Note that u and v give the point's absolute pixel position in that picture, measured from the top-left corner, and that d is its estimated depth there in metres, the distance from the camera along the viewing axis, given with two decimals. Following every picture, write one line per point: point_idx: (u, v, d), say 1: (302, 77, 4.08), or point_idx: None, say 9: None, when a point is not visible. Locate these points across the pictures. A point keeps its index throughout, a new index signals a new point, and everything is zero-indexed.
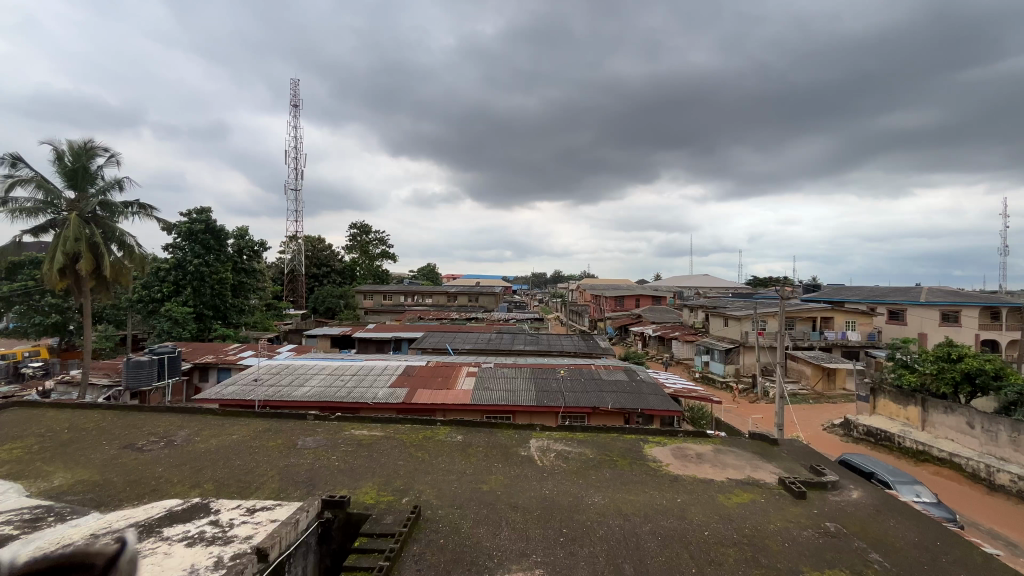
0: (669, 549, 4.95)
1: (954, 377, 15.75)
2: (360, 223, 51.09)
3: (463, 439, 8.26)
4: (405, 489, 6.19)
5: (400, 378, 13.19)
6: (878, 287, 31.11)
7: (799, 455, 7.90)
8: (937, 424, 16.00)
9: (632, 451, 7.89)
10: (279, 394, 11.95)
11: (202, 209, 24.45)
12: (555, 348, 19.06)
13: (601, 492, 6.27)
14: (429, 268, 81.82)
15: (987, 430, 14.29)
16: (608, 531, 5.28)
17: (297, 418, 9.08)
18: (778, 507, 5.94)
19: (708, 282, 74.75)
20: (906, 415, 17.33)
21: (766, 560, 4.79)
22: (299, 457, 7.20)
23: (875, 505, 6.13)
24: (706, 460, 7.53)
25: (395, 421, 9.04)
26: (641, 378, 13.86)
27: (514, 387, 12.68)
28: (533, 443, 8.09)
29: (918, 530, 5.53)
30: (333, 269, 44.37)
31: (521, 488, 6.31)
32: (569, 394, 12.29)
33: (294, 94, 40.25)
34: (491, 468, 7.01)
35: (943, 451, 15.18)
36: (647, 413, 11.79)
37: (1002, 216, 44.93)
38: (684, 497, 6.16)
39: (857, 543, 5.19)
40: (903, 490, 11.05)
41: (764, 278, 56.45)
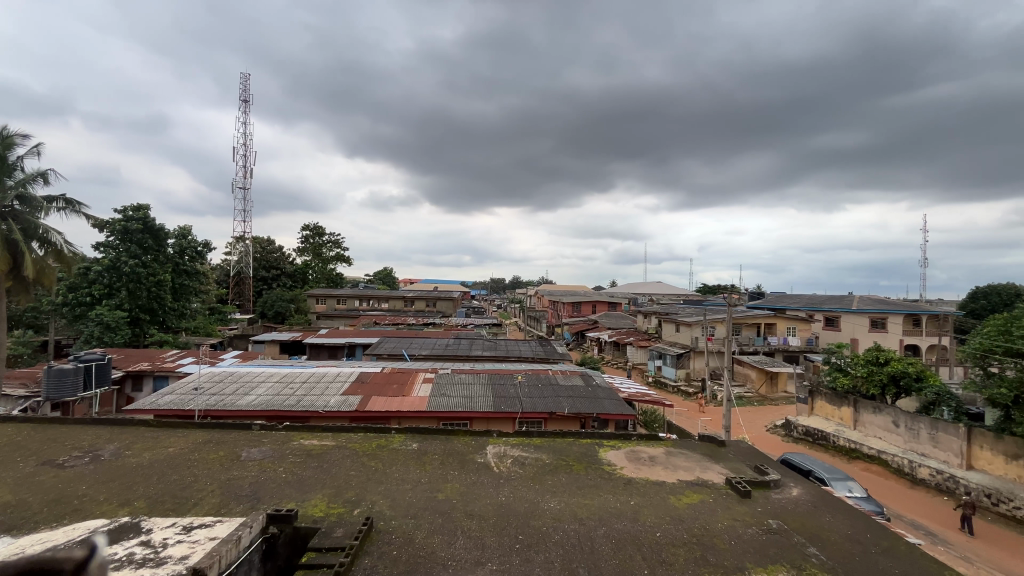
0: (622, 551, 5.03)
1: (882, 379, 16.99)
2: (313, 225, 49.63)
3: (418, 447, 8.09)
4: (360, 500, 6.00)
5: (353, 385, 12.78)
6: (816, 295, 33.16)
7: (745, 456, 8.25)
8: (868, 424, 17.13)
9: (587, 455, 7.98)
10: (223, 403, 11.31)
11: (139, 207, 22.94)
12: (513, 353, 19.08)
13: (557, 496, 6.29)
14: (385, 273, 80.35)
15: (909, 428, 15.48)
16: (563, 535, 5.30)
17: (241, 428, 8.61)
18: (726, 507, 6.16)
19: (660, 290, 77.48)
20: (840, 415, 18.42)
21: (714, 559, 4.95)
22: (242, 470, 6.83)
23: (813, 501, 6.48)
24: (658, 463, 7.72)
25: (347, 430, 8.76)
26: (597, 383, 14.09)
27: (471, 393, 12.58)
28: (489, 450, 8.03)
29: (851, 523, 5.88)
30: (284, 272, 42.72)
31: (477, 496, 6.23)
32: (526, 400, 12.33)
33: (245, 90, 38.74)
34: (447, 475, 6.91)
35: (872, 449, 16.31)
36: (602, 418, 12.00)
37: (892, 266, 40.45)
38: (637, 500, 6.28)
39: (796, 538, 5.45)
40: (838, 487, 11.77)
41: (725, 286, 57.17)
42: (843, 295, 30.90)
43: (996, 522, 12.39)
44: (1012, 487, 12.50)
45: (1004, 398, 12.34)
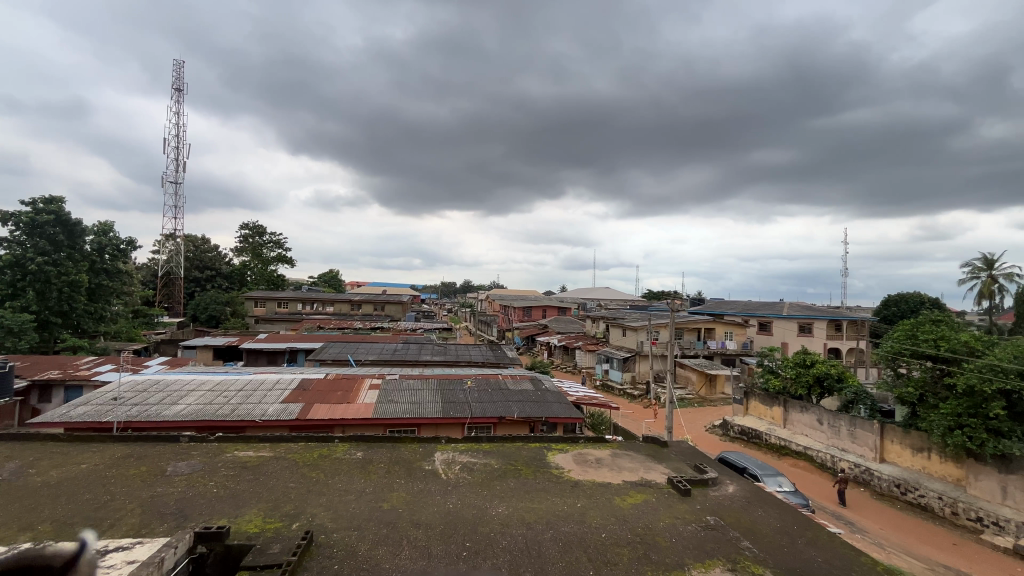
0: (569, 554, 5.08)
1: (808, 380, 18.27)
2: (253, 224, 47.27)
3: (363, 456, 7.83)
4: (300, 512, 5.73)
5: (294, 392, 12.19)
6: (751, 301, 35.23)
7: (685, 456, 8.57)
8: (795, 422, 18.30)
9: (536, 459, 8.01)
10: (147, 414, 10.46)
11: (52, 199, 20.96)
12: (463, 358, 18.90)
13: (505, 502, 6.27)
14: (331, 275, 77.54)
15: (831, 425, 16.71)
16: (510, 541, 5.28)
17: (167, 441, 7.99)
18: (668, 506, 6.37)
19: (608, 295, 79.70)
20: (771, 414, 19.58)
21: (656, 557, 5.09)
22: (168, 485, 6.33)
23: (747, 497, 6.83)
24: (605, 464, 7.89)
25: (287, 439, 8.34)
26: (546, 387, 14.22)
27: (419, 400, 12.32)
28: (437, 457, 7.90)
29: (781, 517, 6.24)
30: (219, 273, 40.29)
31: (424, 504, 6.10)
32: (476, 405, 12.24)
33: (178, 78, 36.31)
34: (394, 485, 6.71)
35: (799, 445, 17.48)
36: (551, 422, 12.15)
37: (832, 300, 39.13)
38: (584, 502, 6.37)
39: (731, 533, 5.71)
40: (769, 483, 12.51)
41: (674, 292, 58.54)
42: (775, 302, 32.98)
43: (905, 509, 13.62)
44: (918, 478, 13.79)
45: (911, 396, 13.58)
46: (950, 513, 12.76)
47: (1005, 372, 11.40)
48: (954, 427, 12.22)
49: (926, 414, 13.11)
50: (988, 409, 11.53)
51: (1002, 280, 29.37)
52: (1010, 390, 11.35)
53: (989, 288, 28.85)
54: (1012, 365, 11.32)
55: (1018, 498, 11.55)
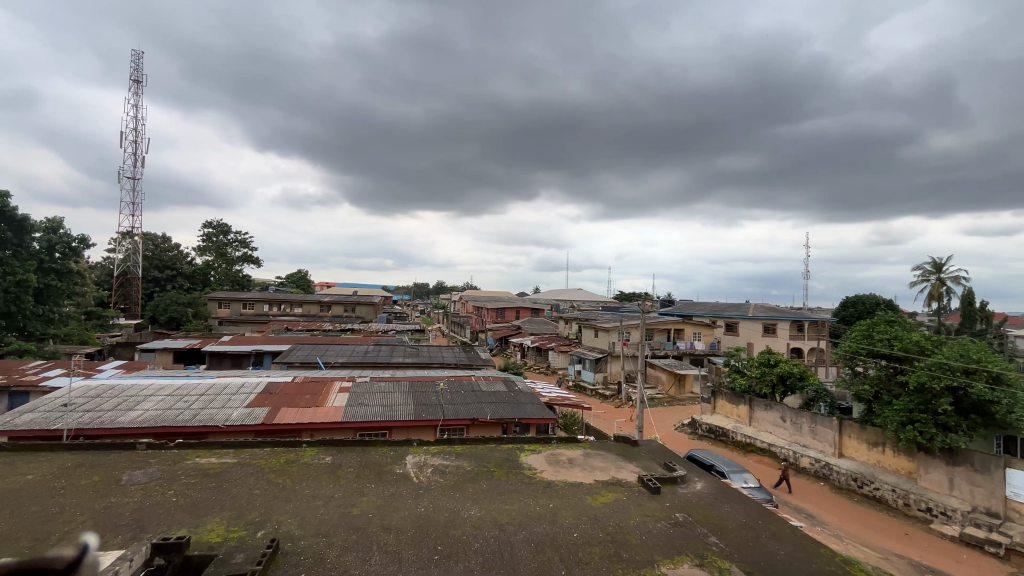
0: (541, 554, 5.09)
1: (772, 379, 18.90)
2: (217, 222, 45.72)
3: (332, 460, 7.66)
4: (266, 520, 5.57)
5: (260, 396, 11.83)
6: (718, 303, 36.22)
7: (655, 454, 8.73)
8: (760, 419, 18.88)
9: (508, 460, 8.01)
10: (100, 421, 9.96)
11: None
12: (435, 359, 18.74)
13: (477, 504, 6.24)
14: (299, 276, 75.67)
15: (794, 422, 17.32)
16: (482, 543, 5.26)
17: (123, 448, 7.62)
18: (638, 504, 6.48)
19: (580, 296, 80.46)
20: (737, 413, 20.14)
21: (627, 555, 5.16)
22: (123, 495, 6.03)
23: (714, 493, 7.01)
24: (577, 464, 7.95)
25: (252, 445, 8.08)
26: (519, 388, 14.22)
27: (390, 402, 12.15)
28: (409, 459, 7.80)
29: (746, 512, 6.42)
30: (180, 273, 38.81)
31: (394, 509, 6.01)
32: (448, 407, 12.16)
33: (137, 69, 34.82)
34: (364, 489, 6.59)
35: (764, 442, 18.04)
36: (523, 423, 12.17)
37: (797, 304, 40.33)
38: (556, 502, 6.41)
39: (699, 529, 5.84)
40: (735, 479, 12.88)
41: (644, 294, 59.68)
42: (741, 303, 33.97)
43: (862, 502, 14.23)
44: (873, 471, 14.45)
45: (867, 393, 14.22)
46: (902, 504, 13.39)
47: (952, 370, 12.06)
48: (906, 423, 12.85)
49: (881, 410, 13.74)
50: (937, 405, 12.17)
51: (949, 282, 31.07)
52: (956, 386, 12.01)
53: (939, 290, 30.47)
54: (959, 363, 11.97)
55: (964, 488, 12.26)
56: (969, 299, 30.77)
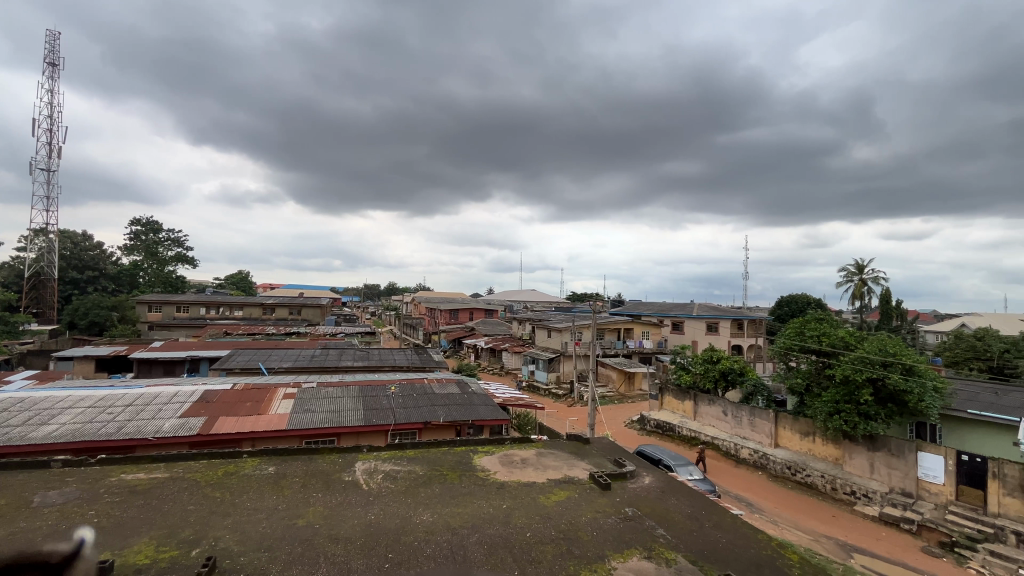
0: (494, 556, 5.07)
1: (715, 375, 19.85)
2: (146, 220, 42.74)
3: (275, 470, 7.30)
4: (204, 536, 5.24)
5: (196, 405, 11.11)
6: (665, 303, 37.63)
7: (606, 451, 8.92)
8: (705, 414, 19.77)
9: (462, 463, 7.94)
10: (8, 438, 9.01)
11: None
12: (387, 362, 18.30)
13: (430, 508, 6.14)
14: (240, 277, 71.86)
15: (735, 416, 18.28)
16: (435, 548, 5.18)
17: (35, 467, 6.92)
18: (589, 500, 6.60)
19: (534, 297, 81.27)
20: (683, 408, 20.98)
21: (578, 551, 5.24)
22: (34, 519, 5.47)
23: (661, 487, 7.25)
24: (530, 464, 8.01)
25: (186, 457, 7.58)
26: (472, 390, 14.13)
27: (339, 408, 11.75)
28: (358, 466, 7.58)
29: (691, 503, 6.69)
30: (103, 274, 35.91)
31: (342, 517, 5.81)
32: (400, 411, 11.91)
33: (52, 51, 31.88)
34: (310, 499, 6.33)
35: (707, 435, 18.89)
36: (477, 424, 12.12)
37: (737, 304, 42.59)
38: (509, 503, 6.41)
39: (647, 522, 6.02)
40: (681, 472, 13.43)
41: (596, 296, 61.01)
42: (686, 303, 35.43)
43: (795, 488, 15.19)
44: (805, 459, 15.48)
45: (799, 386, 15.21)
46: (830, 489, 14.40)
47: (873, 363, 13.13)
48: (833, 413, 13.85)
49: (811, 402, 14.72)
50: (859, 396, 13.20)
51: (869, 283, 33.81)
52: (876, 378, 13.09)
53: (861, 290, 33.08)
54: (878, 357, 13.06)
55: (883, 471, 13.40)
56: (887, 298, 33.60)
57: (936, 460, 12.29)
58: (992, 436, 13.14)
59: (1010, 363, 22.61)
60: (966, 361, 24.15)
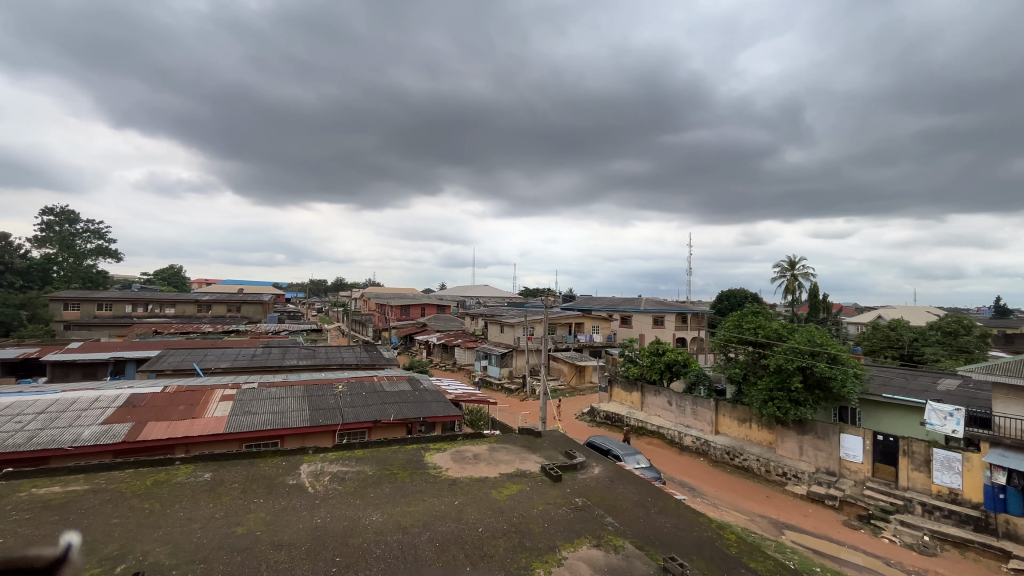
0: (446, 553, 5.04)
1: (661, 366, 20.66)
2: (60, 209, 39.03)
3: (212, 477, 6.89)
4: (132, 550, 4.88)
5: (120, 411, 10.27)
6: (614, 297, 38.67)
7: (557, 443, 9.07)
8: (651, 404, 20.55)
9: (413, 461, 7.82)
10: None
11: None
12: (334, 360, 17.72)
13: (379, 509, 6.01)
14: (171, 271, 67.14)
15: (679, 405, 19.13)
16: (384, 549, 5.08)
17: None
18: (541, 492, 6.70)
19: (486, 292, 81.31)
20: (631, 399, 21.69)
21: (530, 543, 5.30)
22: None
23: (610, 476, 7.47)
24: (482, 459, 8.01)
25: (110, 467, 7.00)
26: (424, 387, 13.95)
27: (282, 409, 11.26)
28: (303, 469, 7.30)
29: (638, 491, 6.92)
30: (9, 268, 32.52)
31: (286, 522, 5.58)
32: (348, 410, 11.58)
33: None
34: (250, 505, 6.03)
35: (654, 425, 19.62)
36: (429, 421, 12.00)
37: (682, 300, 44.46)
38: (461, 499, 6.39)
39: (597, 512, 6.17)
40: (629, 460, 13.90)
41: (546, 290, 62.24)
42: (634, 298, 36.58)
43: (733, 471, 16.08)
44: (742, 444, 16.43)
45: (737, 375, 16.07)
46: (764, 471, 15.36)
47: (802, 353, 14.11)
48: (768, 400, 14.77)
49: (748, 390, 15.61)
50: (791, 384, 14.14)
51: (800, 278, 36.24)
52: (806, 367, 14.08)
53: (792, 285, 35.41)
54: (807, 347, 14.02)
55: (810, 453, 14.46)
56: (815, 292, 36.15)
57: (856, 441, 13.41)
58: (903, 417, 14.46)
59: (918, 350, 24.94)
60: (882, 349, 26.41)
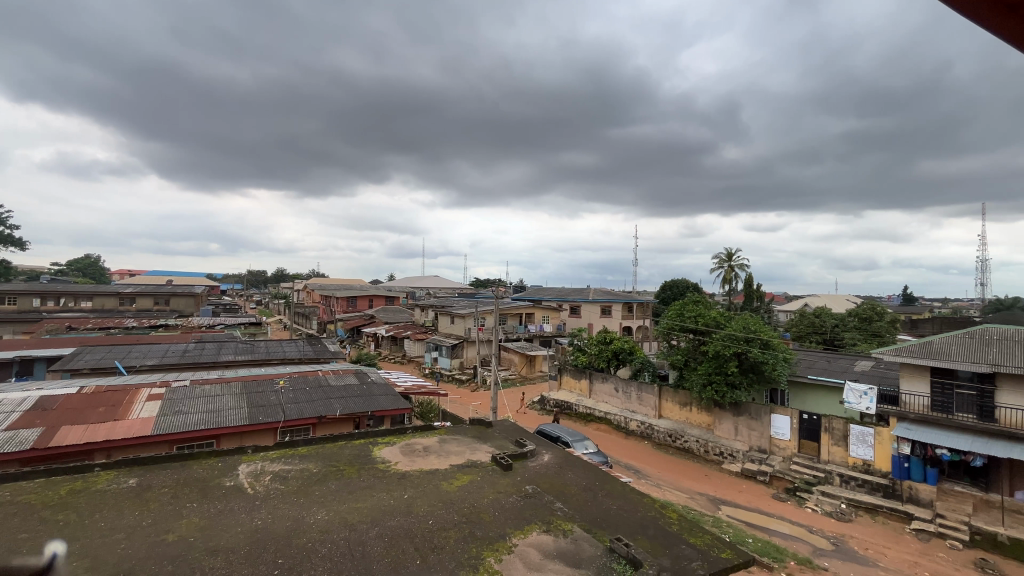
0: (395, 547, 4.96)
1: (608, 354, 21.29)
2: None
3: (137, 482, 6.40)
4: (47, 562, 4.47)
5: (28, 415, 9.30)
6: (563, 288, 39.31)
7: (507, 433, 9.14)
8: (599, 392, 21.16)
9: (360, 457, 7.63)
10: None
11: None
12: (275, 355, 16.93)
13: (324, 507, 5.82)
14: (88, 262, 61.41)
15: (625, 392, 19.82)
16: (330, 547, 4.93)
17: None
18: (492, 482, 6.73)
19: (436, 283, 80.28)
20: (580, 387, 22.23)
21: (481, 532, 5.31)
22: None
23: (559, 462, 7.63)
24: (433, 451, 7.93)
25: (16, 477, 6.32)
26: (371, 380, 13.61)
27: (218, 407, 10.63)
28: (241, 469, 6.93)
29: (586, 476, 7.10)
30: None
31: (222, 527, 5.28)
32: (291, 407, 11.12)
33: None
34: (182, 511, 5.66)
35: (601, 411, 20.22)
36: (377, 415, 11.74)
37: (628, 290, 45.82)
38: (411, 492, 6.31)
39: (547, 498, 6.27)
40: (578, 446, 14.26)
41: (496, 282, 62.51)
42: (583, 288, 37.34)
43: (675, 453, 16.88)
44: (683, 427, 17.27)
45: (679, 361, 16.81)
46: (703, 451, 16.24)
47: (738, 339, 14.96)
48: (707, 384, 15.57)
49: (689, 375, 16.38)
50: (728, 368, 14.97)
51: (736, 269, 38.28)
52: (741, 352, 14.95)
53: (729, 275, 37.36)
54: (743, 334, 14.87)
55: (744, 433, 15.44)
56: (749, 282, 38.35)
57: (784, 420, 14.45)
58: (824, 396, 15.72)
59: (838, 335, 27.14)
60: (807, 335, 28.48)
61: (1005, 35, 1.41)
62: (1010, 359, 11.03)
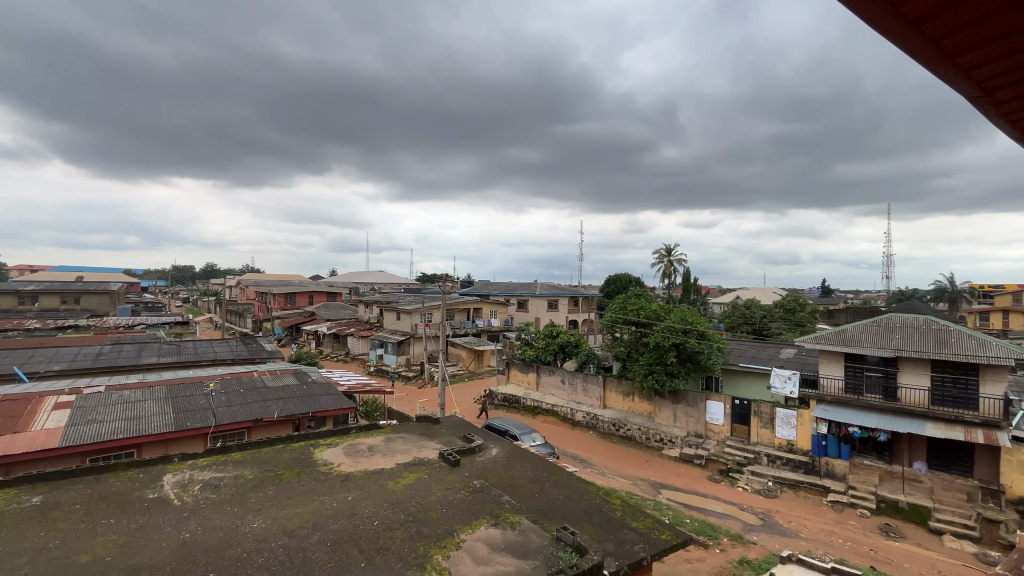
0: (339, 552, 4.79)
1: (555, 347, 21.68)
2: None
3: (43, 500, 5.79)
4: None
5: None
6: (511, 282, 39.57)
7: (455, 429, 9.06)
8: (546, 384, 21.49)
9: (300, 459, 7.31)
10: None
11: None
12: (205, 356, 15.83)
13: (262, 514, 5.52)
14: None
15: (571, 384, 20.26)
16: (268, 557, 4.68)
17: None
18: (439, 478, 6.66)
19: (380, 279, 78.19)
20: (527, 380, 22.48)
21: (428, 530, 5.23)
22: None
23: (507, 456, 7.66)
24: (377, 451, 7.73)
25: None
26: (312, 379, 13.05)
27: (139, 414, 9.81)
28: (166, 480, 6.44)
29: (533, 468, 7.18)
30: None
31: (143, 543, 4.87)
32: (223, 410, 10.47)
33: None
34: (97, 528, 5.17)
35: (548, 403, 20.51)
36: (318, 416, 11.29)
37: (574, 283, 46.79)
38: (355, 494, 6.11)
39: (495, 492, 6.29)
40: (525, 439, 14.41)
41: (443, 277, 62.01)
42: (530, 283, 37.77)
43: (619, 441, 17.44)
44: (627, 416, 17.90)
45: (622, 353, 17.40)
46: (644, 438, 16.88)
47: (677, 330, 15.71)
48: (648, 374, 16.21)
49: (631, 366, 16.98)
50: (667, 358, 15.68)
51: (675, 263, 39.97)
52: (679, 343, 15.73)
53: (669, 269, 38.96)
54: (681, 325, 15.64)
55: (683, 419, 16.25)
56: (687, 275, 40.18)
57: (718, 406, 15.35)
58: (753, 382, 16.80)
59: (766, 325, 29.09)
60: (740, 325, 30.32)
61: (909, 49, 1.52)
62: (909, 344, 12.27)
